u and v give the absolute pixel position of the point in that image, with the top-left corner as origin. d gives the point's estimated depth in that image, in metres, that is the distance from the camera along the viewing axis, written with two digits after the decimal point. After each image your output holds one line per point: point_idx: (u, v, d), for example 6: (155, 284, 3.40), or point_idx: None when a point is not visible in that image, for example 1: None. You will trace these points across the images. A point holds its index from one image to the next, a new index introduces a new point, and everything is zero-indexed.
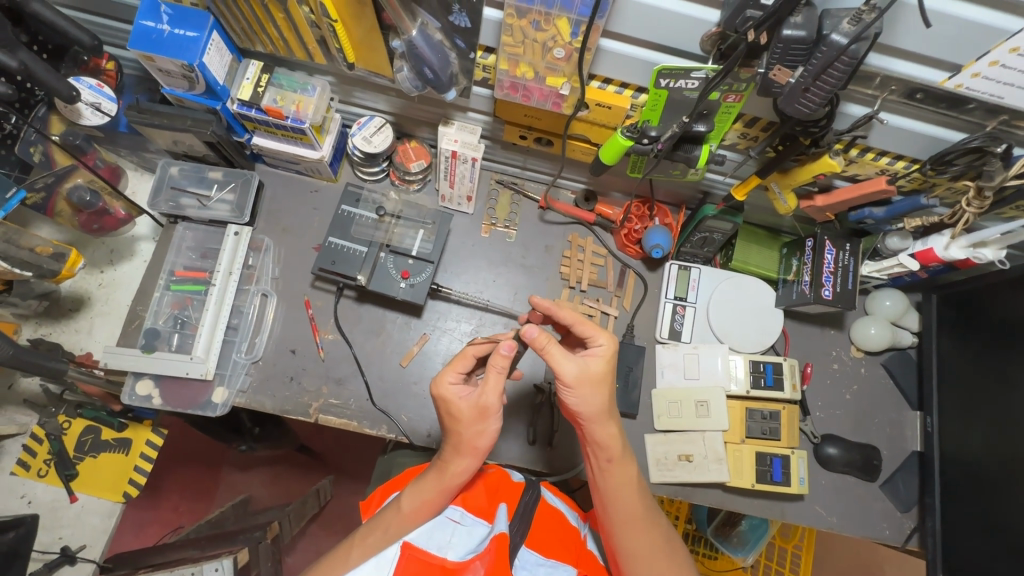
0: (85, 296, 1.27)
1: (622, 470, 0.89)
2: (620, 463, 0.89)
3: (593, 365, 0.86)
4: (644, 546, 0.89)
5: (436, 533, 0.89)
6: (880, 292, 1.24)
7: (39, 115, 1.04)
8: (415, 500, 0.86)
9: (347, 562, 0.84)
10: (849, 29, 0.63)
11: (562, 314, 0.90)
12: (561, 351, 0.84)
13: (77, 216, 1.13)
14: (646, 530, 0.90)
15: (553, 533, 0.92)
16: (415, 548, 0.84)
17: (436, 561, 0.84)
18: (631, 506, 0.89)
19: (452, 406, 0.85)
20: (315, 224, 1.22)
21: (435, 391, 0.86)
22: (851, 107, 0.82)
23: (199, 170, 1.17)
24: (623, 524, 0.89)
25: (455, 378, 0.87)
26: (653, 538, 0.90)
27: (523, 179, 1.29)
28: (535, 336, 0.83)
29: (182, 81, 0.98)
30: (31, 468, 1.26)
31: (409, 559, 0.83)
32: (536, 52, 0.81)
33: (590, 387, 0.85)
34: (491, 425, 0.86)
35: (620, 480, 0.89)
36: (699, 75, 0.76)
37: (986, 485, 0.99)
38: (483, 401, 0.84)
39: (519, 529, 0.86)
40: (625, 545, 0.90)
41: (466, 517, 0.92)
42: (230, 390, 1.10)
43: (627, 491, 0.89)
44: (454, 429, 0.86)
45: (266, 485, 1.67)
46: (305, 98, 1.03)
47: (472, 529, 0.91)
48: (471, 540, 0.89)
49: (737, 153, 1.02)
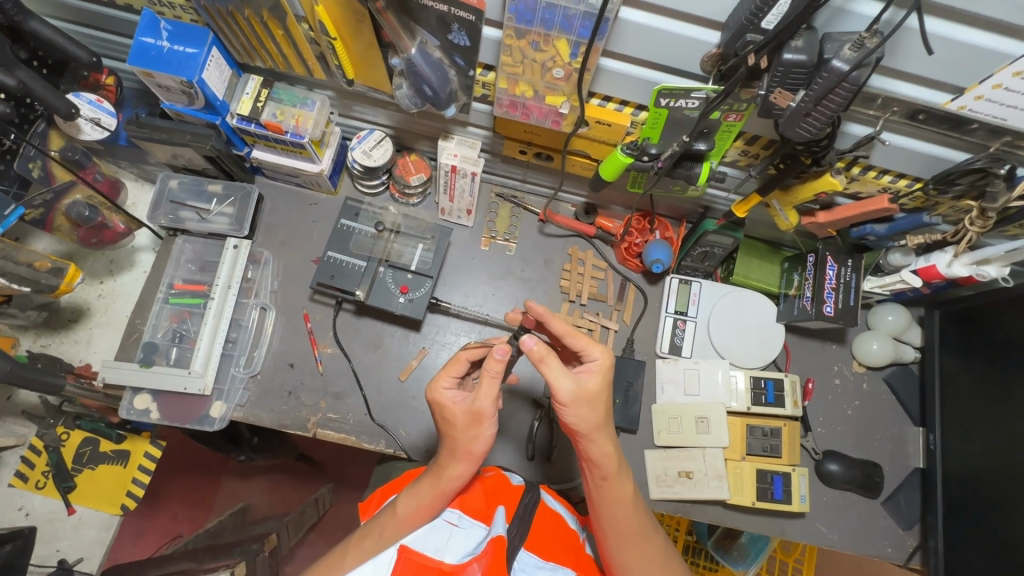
0: (85, 307, 1.27)
1: (618, 487, 0.86)
2: (616, 479, 0.86)
3: (589, 382, 0.83)
4: (639, 562, 0.87)
5: (433, 535, 0.84)
6: (881, 306, 1.23)
7: (38, 130, 1.03)
8: (410, 504, 0.83)
9: (341, 567, 0.82)
10: (851, 55, 0.62)
11: (556, 325, 0.87)
12: (559, 365, 0.81)
13: (76, 231, 1.15)
14: (642, 546, 0.88)
15: (552, 534, 0.88)
16: (412, 551, 0.79)
17: (433, 563, 0.78)
18: (627, 522, 0.87)
19: (445, 410, 0.83)
20: (315, 237, 1.22)
21: (430, 396, 0.85)
22: (853, 127, 0.81)
23: (198, 183, 1.17)
24: (620, 540, 0.87)
25: (450, 383, 0.85)
26: (649, 552, 0.88)
27: (523, 192, 1.29)
28: (533, 346, 0.81)
29: (181, 96, 0.98)
30: (29, 480, 1.26)
31: (406, 562, 0.77)
32: (535, 71, 0.80)
33: (585, 405, 0.82)
34: (486, 431, 0.83)
35: (616, 496, 0.87)
36: (699, 95, 0.75)
37: (988, 506, 0.98)
38: (477, 407, 0.81)
39: (518, 532, 0.81)
40: (620, 559, 0.88)
41: (464, 519, 0.88)
42: (229, 404, 1.09)
43: (623, 508, 0.87)
44: (449, 434, 0.84)
45: (266, 494, 1.67)
46: (304, 112, 1.03)
47: (469, 533, 0.86)
48: (469, 542, 0.84)
49: (738, 170, 1.01)
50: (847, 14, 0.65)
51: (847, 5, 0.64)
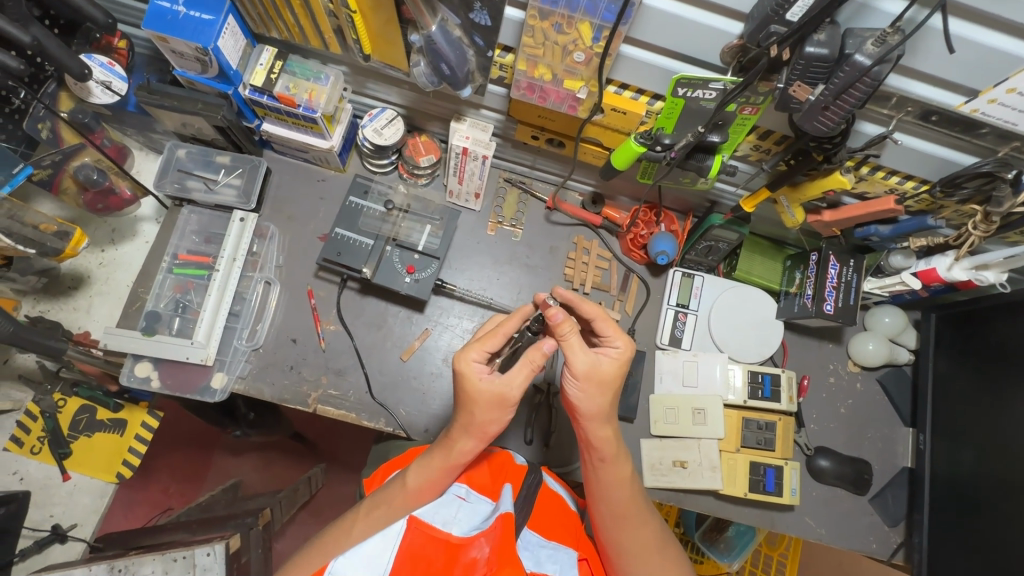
0: (85, 274, 1.26)
1: (616, 469, 0.88)
2: (613, 462, 0.87)
3: (605, 366, 0.83)
4: (635, 543, 0.88)
5: (442, 507, 0.85)
6: (879, 308, 1.25)
7: (48, 91, 1.04)
8: (420, 476, 0.81)
9: (350, 536, 0.80)
10: (873, 50, 0.64)
11: (585, 308, 0.87)
12: (580, 342, 0.83)
13: (82, 195, 1.15)
14: (640, 527, 0.89)
15: (555, 516, 0.88)
16: (422, 523, 0.80)
17: (440, 535, 0.79)
18: (625, 503, 0.88)
19: (469, 383, 0.79)
20: (321, 215, 1.22)
21: (456, 365, 0.80)
22: (865, 125, 0.82)
23: (206, 154, 1.17)
24: (618, 520, 0.88)
25: (480, 357, 0.80)
26: (647, 535, 0.89)
27: (531, 179, 1.29)
28: (560, 321, 0.81)
29: (194, 64, 0.97)
30: (24, 444, 1.25)
31: (416, 533, 0.79)
32: (556, 54, 0.81)
33: (595, 387, 0.83)
34: (506, 416, 0.82)
35: (614, 478, 0.88)
36: (717, 86, 0.75)
37: (976, 505, 1.00)
38: (506, 392, 0.80)
39: (523, 511, 0.82)
40: (617, 540, 0.89)
41: (471, 494, 0.88)
42: (230, 376, 1.09)
43: (621, 490, 0.88)
44: (466, 408, 0.80)
45: (258, 469, 1.67)
46: (317, 87, 1.02)
47: (477, 506, 0.86)
48: (475, 516, 0.84)
49: (749, 164, 1.02)
50: (871, 11, 0.66)
51: (872, 1, 0.65)
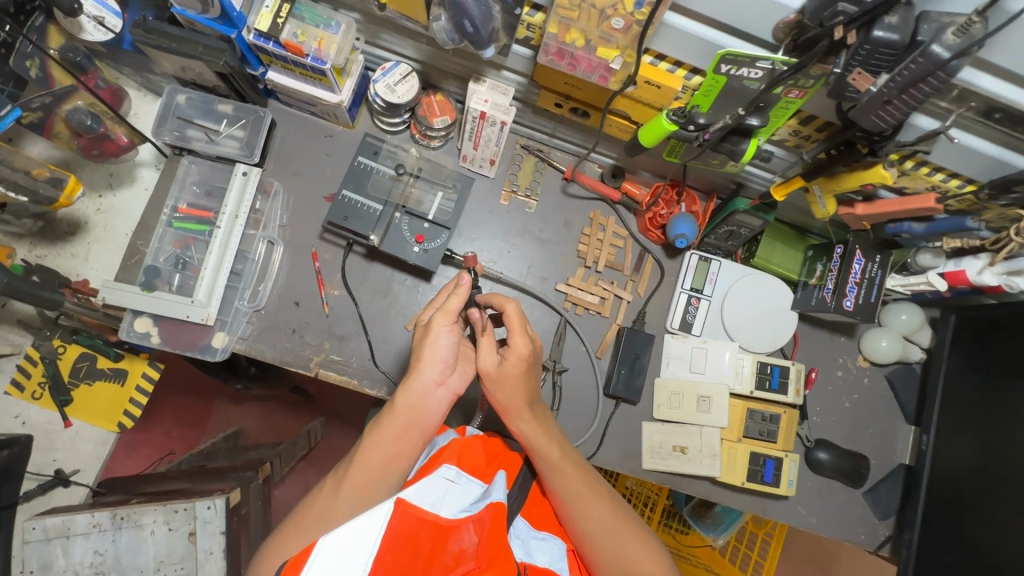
0: (83, 221, 1.21)
1: (541, 430, 0.88)
2: (536, 421, 0.88)
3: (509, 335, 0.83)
4: (590, 513, 0.87)
5: (431, 486, 0.79)
6: (896, 304, 1.20)
7: (36, 24, 0.98)
8: (378, 451, 0.81)
9: (312, 510, 0.81)
10: (953, 40, 0.57)
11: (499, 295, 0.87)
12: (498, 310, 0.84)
13: (76, 139, 1.09)
14: (592, 498, 0.88)
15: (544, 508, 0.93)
16: (410, 505, 0.73)
17: (430, 517, 0.74)
18: (568, 472, 0.88)
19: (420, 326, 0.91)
20: (328, 172, 1.16)
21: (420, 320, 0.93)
22: (920, 119, 0.76)
23: (207, 101, 1.10)
24: (572, 500, 0.87)
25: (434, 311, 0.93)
26: (601, 507, 0.88)
27: (549, 147, 1.22)
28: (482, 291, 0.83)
29: (194, 2, 0.88)
30: (25, 389, 1.24)
31: (404, 514, 0.72)
32: (591, 18, 0.74)
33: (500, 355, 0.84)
34: (435, 342, 0.81)
35: (545, 443, 0.88)
36: (765, 65, 0.68)
37: (969, 507, 1.01)
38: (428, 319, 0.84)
39: (517, 499, 0.87)
40: (572, 515, 0.87)
41: (460, 476, 0.84)
42: (231, 336, 1.07)
43: (556, 456, 0.88)
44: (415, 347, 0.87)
45: (259, 420, 1.69)
46: (328, 35, 0.95)
47: (467, 489, 0.83)
48: (465, 498, 0.81)
49: (785, 151, 0.96)
50: None
51: None
